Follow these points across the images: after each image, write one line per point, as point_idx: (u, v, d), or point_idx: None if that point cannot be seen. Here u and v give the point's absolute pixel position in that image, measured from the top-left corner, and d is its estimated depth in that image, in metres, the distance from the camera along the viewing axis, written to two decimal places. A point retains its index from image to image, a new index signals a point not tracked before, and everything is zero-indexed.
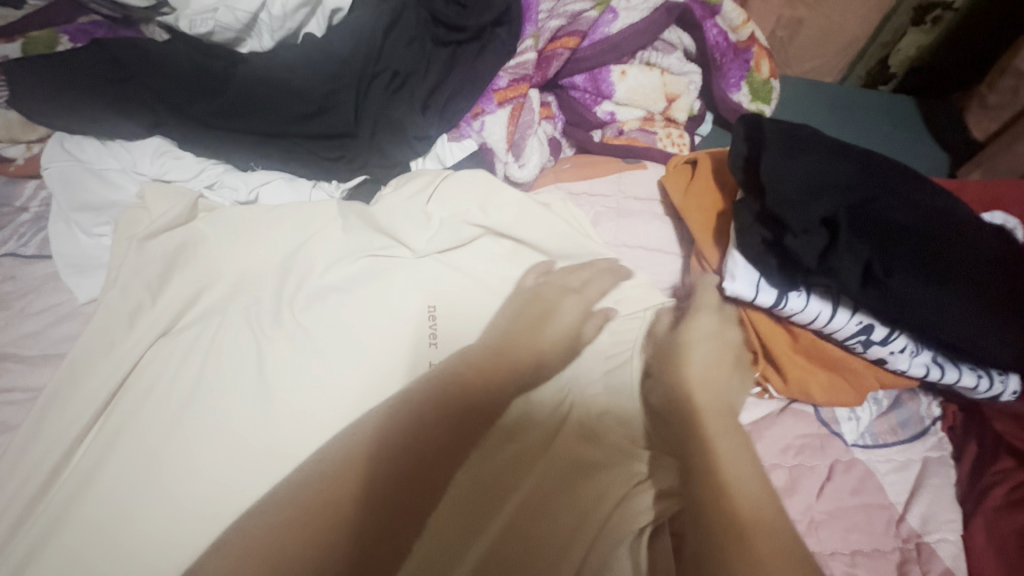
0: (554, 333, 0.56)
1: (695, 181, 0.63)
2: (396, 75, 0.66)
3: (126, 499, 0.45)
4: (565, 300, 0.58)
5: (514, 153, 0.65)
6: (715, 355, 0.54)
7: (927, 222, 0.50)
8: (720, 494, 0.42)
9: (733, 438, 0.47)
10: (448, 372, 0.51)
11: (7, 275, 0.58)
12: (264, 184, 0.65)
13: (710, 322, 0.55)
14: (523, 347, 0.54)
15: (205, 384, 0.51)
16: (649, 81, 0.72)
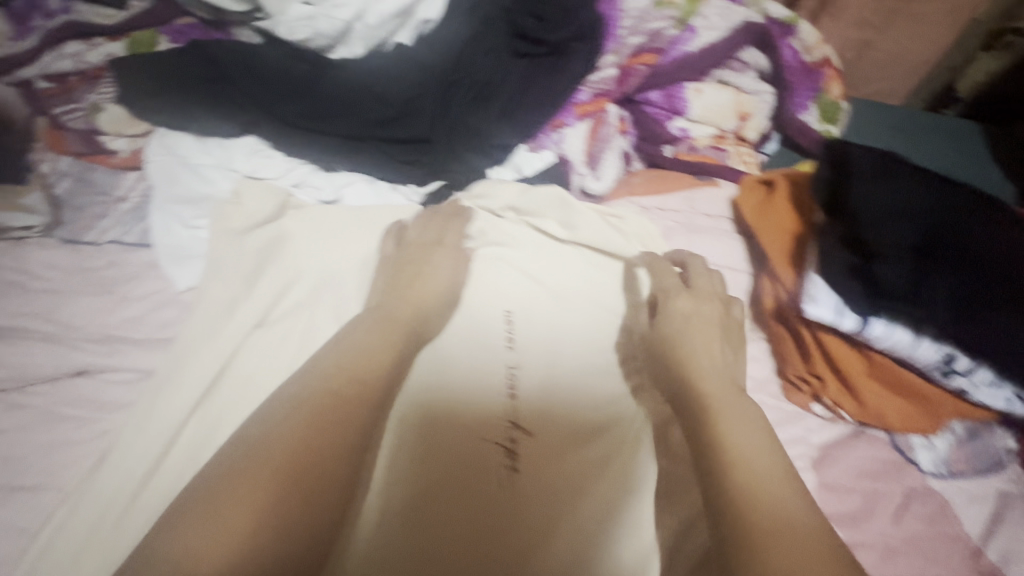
0: (424, 286, 0.55)
1: (771, 204, 0.63)
2: (481, 85, 0.66)
3: None
4: (432, 254, 0.58)
5: (592, 165, 0.67)
6: (699, 331, 0.55)
7: (1011, 255, 0.51)
8: (740, 498, 0.37)
9: (749, 424, 0.44)
10: (372, 337, 0.48)
11: (112, 261, 0.62)
12: (346, 184, 0.68)
13: (691, 303, 0.58)
14: (411, 310, 0.52)
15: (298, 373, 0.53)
16: (723, 99, 0.73)
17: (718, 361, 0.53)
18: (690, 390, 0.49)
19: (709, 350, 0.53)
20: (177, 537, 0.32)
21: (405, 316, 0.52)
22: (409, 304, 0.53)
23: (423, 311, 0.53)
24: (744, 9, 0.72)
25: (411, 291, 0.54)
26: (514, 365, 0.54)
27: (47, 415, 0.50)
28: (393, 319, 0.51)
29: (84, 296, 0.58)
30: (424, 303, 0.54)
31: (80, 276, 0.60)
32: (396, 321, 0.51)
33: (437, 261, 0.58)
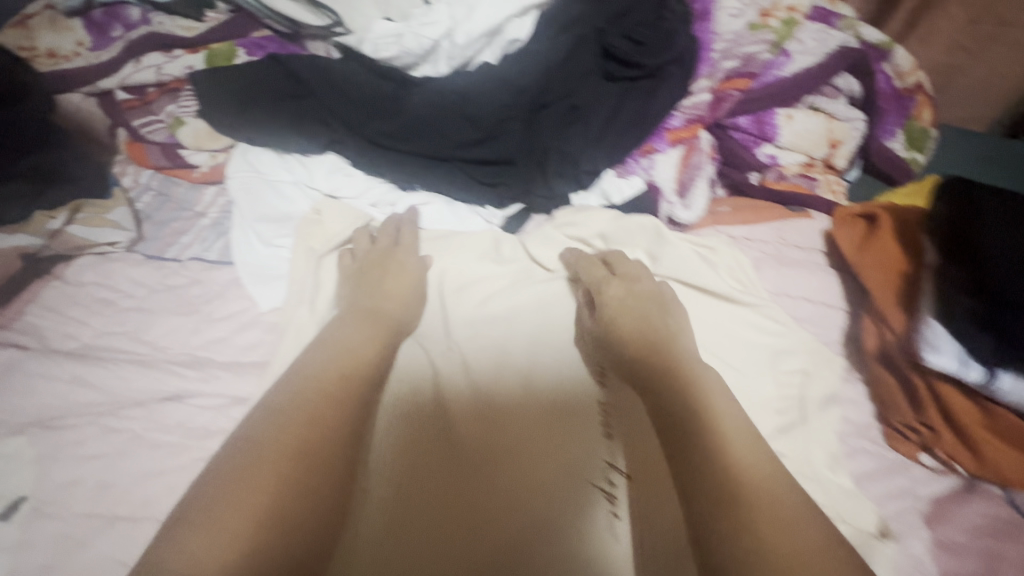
0: (387, 280, 0.57)
1: (876, 241, 0.60)
2: (572, 107, 0.65)
3: None
4: (394, 255, 0.60)
5: (681, 194, 0.65)
6: (637, 301, 0.54)
7: None
8: (720, 466, 0.39)
9: (717, 393, 0.45)
10: (354, 339, 0.50)
11: (195, 279, 0.61)
12: (422, 205, 0.67)
13: (623, 288, 0.56)
14: (388, 311, 0.55)
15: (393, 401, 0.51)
16: (815, 127, 0.70)
17: (668, 333, 0.52)
18: (658, 361, 0.49)
19: (653, 324, 0.52)
20: (196, 541, 0.34)
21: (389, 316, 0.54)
22: (376, 303, 0.54)
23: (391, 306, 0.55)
24: (840, 33, 0.70)
25: (380, 293, 0.56)
26: (606, 403, 0.53)
27: (140, 440, 0.48)
28: (365, 324, 0.52)
29: (170, 315, 0.57)
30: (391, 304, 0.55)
31: (164, 293, 0.59)
32: (373, 320, 0.53)
33: (397, 268, 0.58)
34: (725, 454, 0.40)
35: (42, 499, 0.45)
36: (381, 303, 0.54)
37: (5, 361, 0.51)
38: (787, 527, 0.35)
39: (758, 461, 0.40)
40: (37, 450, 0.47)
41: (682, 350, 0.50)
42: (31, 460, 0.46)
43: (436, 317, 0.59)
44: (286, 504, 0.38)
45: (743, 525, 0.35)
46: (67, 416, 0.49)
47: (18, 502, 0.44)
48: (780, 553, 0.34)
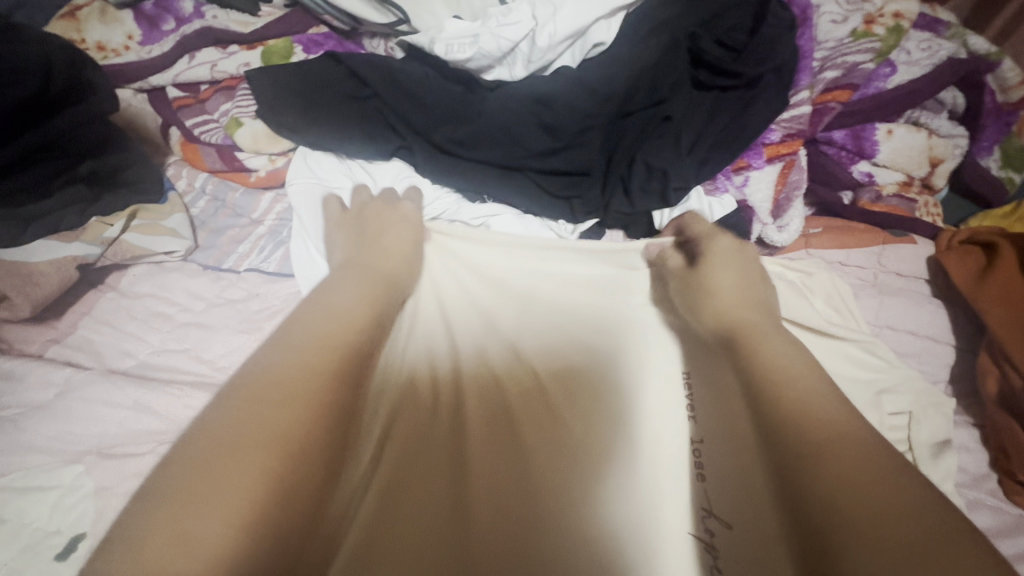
0: (390, 234, 0.52)
1: (997, 271, 0.55)
2: (665, 117, 0.60)
3: None
4: (388, 212, 0.55)
5: (775, 215, 0.61)
6: (732, 272, 0.45)
7: None
8: (795, 419, 0.31)
9: (783, 341, 0.38)
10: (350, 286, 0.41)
11: (254, 292, 0.57)
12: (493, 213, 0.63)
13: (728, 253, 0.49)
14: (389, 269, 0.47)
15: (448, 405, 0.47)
16: (916, 142, 0.65)
17: (724, 290, 0.44)
18: (721, 316, 0.42)
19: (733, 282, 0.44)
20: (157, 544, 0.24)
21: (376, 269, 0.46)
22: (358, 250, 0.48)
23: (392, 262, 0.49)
24: (948, 42, 0.64)
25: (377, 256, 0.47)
26: (698, 440, 0.45)
27: None
28: (362, 273, 0.44)
29: (230, 331, 0.53)
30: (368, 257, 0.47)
31: (223, 307, 0.55)
32: (370, 276, 0.45)
33: (387, 217, 0.54)
34: (793, 398, 0.32)
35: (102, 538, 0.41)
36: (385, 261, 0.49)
37: (63, 381, 0.48)
38: (875, 473, 0.27)
39: (831, 405, 0.31)
40: (97, 482, 0.43)
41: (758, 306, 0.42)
42: (89, 494, 0.42)
43: (484, 315, 0.54)
44: (291, 484, 0.28)
45: (825, 465, 0.28)
46: (126, 443, 0.45)
47: (78, 539, 0.40)
48: (872, 511, 0.25)
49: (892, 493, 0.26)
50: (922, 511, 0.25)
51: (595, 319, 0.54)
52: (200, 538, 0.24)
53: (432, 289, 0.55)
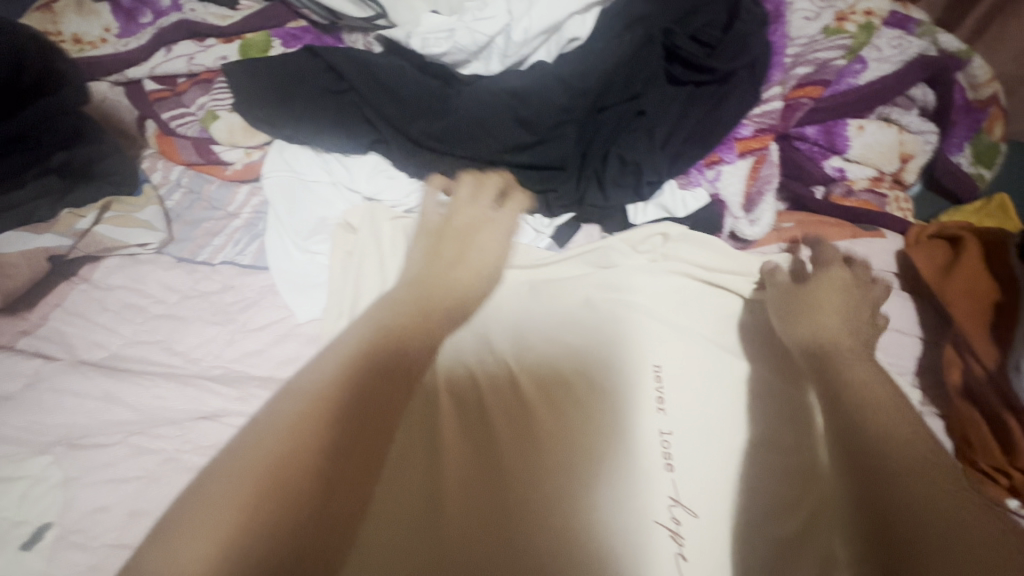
0: (473, 260, 0.48)
1: (961, 263, 0.57)
2: (639, 111, 0.61)
3: None
4: (479, 231, 0.51)
5: (747, 209, 0.61)
6: (836, 301, 0.47)
7: None
8: (894, 435, 0.34)
9: (871, 367, 0.41)
10: (403, 297, 0.40)
11: (228, 284, 0.57)
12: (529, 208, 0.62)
13: (846, 282, 0.49)
14: (438, 281, 0.44)
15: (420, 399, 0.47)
16: (887, 138, 0.66)
17: (826, 322, 0.45)
18: (816, 340, 0.44)
19: (832, 312, 0.46)
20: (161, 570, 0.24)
21: (468, 288, 0.46)
22: (441, 265, 0.46)
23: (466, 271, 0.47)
24: (917, 39, 0.65)
25: (452, 270, 0.46)
26: (667, 431, 0.47)
27: (173, 461, 0.45)
28: (434, 290, 0.43)
29: (203, 323, 0.53)
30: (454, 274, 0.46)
31: (197, 299, 0.55)
32: (423, 293, 0.42)
33: (482, 240, 0.50)
34: (884, 426, 0.35)
35: (69, 527, 0.41)
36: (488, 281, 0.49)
37: (32, 371, 0.48)
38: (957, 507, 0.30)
39: (921, 437, 0.35)
40: (64, 472, 0.43)
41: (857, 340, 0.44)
42: (57, 484, 0.42)
43: None
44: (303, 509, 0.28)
45: (928, 496, 0.31)
46: (95, 434, 0.45)
47: (44, 528, 0.41)
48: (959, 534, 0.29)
49: (980, 528, 0.29)
50: (986, 535, 0.29)
51: (571, 318, 0.54)
52: (209, 539, 0.25)
53: None
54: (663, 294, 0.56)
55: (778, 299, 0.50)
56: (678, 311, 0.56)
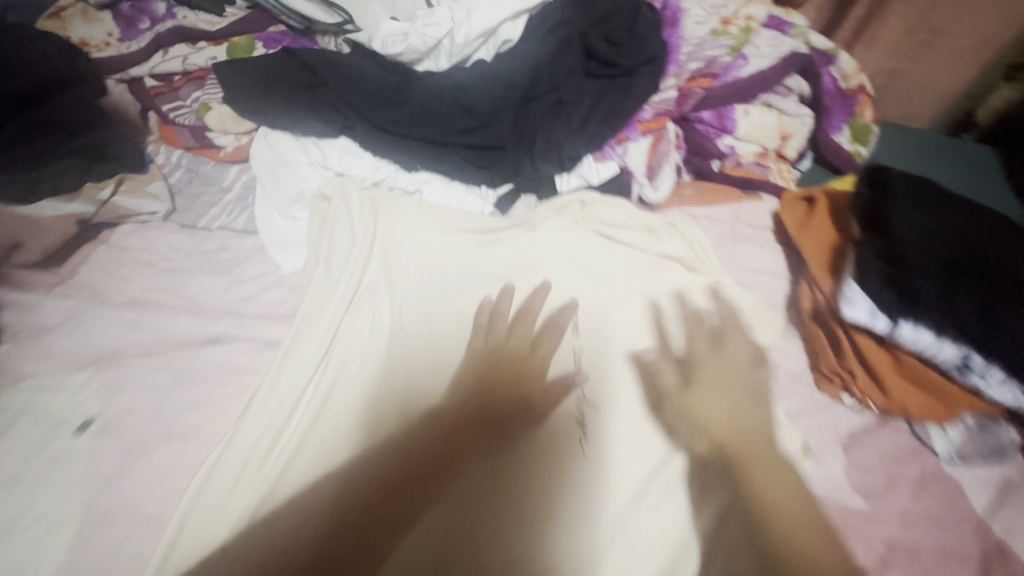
0: (519, 377, 0.59)
1: (814, 217, 0.71)
2: (558, 101, 0.75)
3: (279, 417, 0.56)
4: (523, 353, 0.61)
5: (650, 177, 0.75)
6: (721, 402, 0.58)
7: None
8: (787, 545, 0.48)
9: (766, 467, 0.53)
10: (420, 427, 0.55)
11: (225, 245, 0.69)
12: (527, 290, 0.67)
13: (723, 367, 0.61)
14: (503, 407, 0.57)
15: (391, 338, 0.62)
16: (768, 121, 0.80)
17: (706, 411, 0.57)
18: (715, 441, 0.55)
19: (724, 426, 0.56)
20: None
21: (459, 436, 0.54)
22: (488, 393, 0.58)
23: (506, 393, 0.58)
24: (790, 40, 0.80)
25: (480, 380, 0.59)
26: (579, 347, 0.62)
27: (187, 376, 0.57)
28: (476, 396, 0.58)
29: (205, 275, 0.66)
30: (462, 429, 0.55)
31: (199, 258, 0.67)
32: (466, 395, 0.58)
33: (520, 352, 0.61)
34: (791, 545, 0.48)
35: (108, 421, 0.53)
36: (489, 414, 0.56)
37: (68, 309, 0.59)
38: None
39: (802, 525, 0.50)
40: (103, 381, 0.55)
41: (755, 437, 0.56)
42: (97, 391, 0.55)
43: (418, 264, 0.69)
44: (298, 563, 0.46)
45: None
46: (122, 355, 0.57)
47: (89, 422, 0.53)
48: None
49: None
50: None
51: (543, 424, 0.55)
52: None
53: (378, 248, 0.69)
54: (580, 248, 0.70)
55: (676, 389, 0.59)
56: (593, 259, 0.69)
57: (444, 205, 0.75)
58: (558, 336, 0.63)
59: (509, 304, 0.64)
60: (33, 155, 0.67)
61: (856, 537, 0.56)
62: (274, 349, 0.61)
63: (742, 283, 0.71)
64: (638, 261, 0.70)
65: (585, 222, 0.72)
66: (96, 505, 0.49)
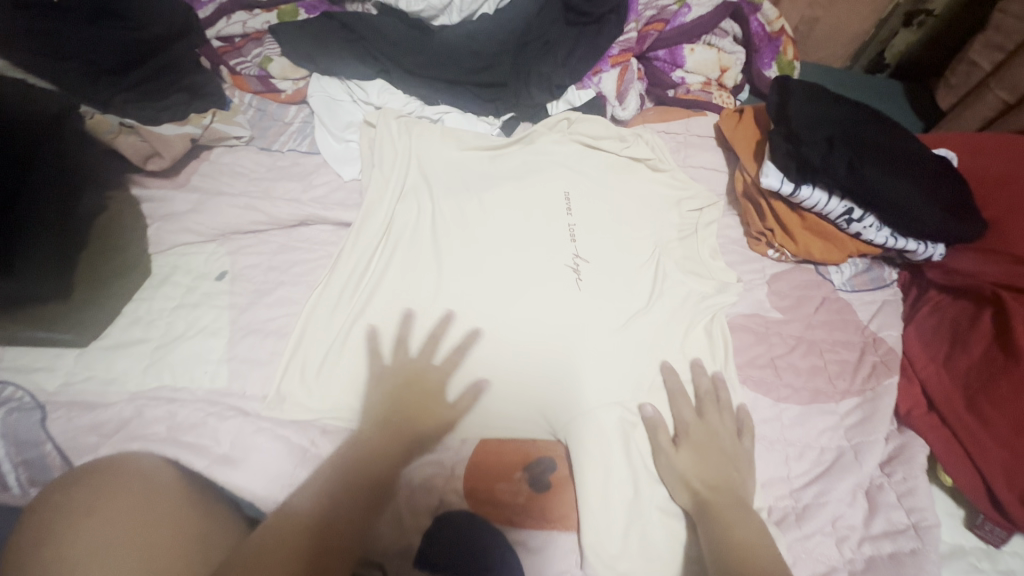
0: (431, 404, 0.66)
1: (743, 122, 0.95)
2: (546, 42, 0.98)
3: (359, 271, 0.76)
4: (427, 375, 0.67)
5: (620, 99, 0.99)
6: (698, 459, 0.63)
7: (900, 144, 0.82)
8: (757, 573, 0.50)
9: (745, 519, 0.57)
10: (352, 451, 0.61)
11: (297, 161, 0.90)
12: (432, 320, 0.70)
13: (708, 415, 0.68)
14: (426, 414, 0.65)
15: (433, 224, 0.81)
16: (709, 56, 1.03)
17: (684, 468, 0.63)
18: (694, 489, 0.61)
19: (699, 475, 0.62)
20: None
21: (385, 463, 0.61)
22: (401, 421, 0.64)
23: (425, 419, 0.65)
24: None
25: (370, 402, 0.66)
26: (573, 223, 0.82)
27: (288, 245, 0.79)
28: (397, 427, 0.64)
29: (286, 182, 0.86)
30: (387, 459, 0.61)
31: (277, 170, 0.88)
32: (392, 428, 0.64)
33: (429, 379, 0.67)
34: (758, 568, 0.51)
35: (238, 272, 0.75)
36: (401, 448, 0.63)
37: (193, 201, 0.79)
38: None
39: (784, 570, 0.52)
40: (229, 248, 0.77)
41: (730, 493, 0.60)
42: (224, 254, 0.76)
43: (443, 170, 0.88)
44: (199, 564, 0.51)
45: None
46: (239, 231, 0.78)
47: (224, 273, 0.74)
48: None
49: None
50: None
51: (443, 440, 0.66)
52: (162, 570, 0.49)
53: (417, 161, 0.89)
54: (574, 157, 0.91)
55: (660, 447, 0.65)
56: (582, 162, 0.91)
57: (460, 126, 0.96)
58: (455, 357, 0.68)
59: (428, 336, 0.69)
60: (136, 84, 0.80)
61: (773, 335, 0.79)
62: (347, 229, 0.82)
63: (692, 174, 0.95)
64: (612, 166, 0.92)
65: (570, 132, 0.94)
66: (241, 321, 0.71)
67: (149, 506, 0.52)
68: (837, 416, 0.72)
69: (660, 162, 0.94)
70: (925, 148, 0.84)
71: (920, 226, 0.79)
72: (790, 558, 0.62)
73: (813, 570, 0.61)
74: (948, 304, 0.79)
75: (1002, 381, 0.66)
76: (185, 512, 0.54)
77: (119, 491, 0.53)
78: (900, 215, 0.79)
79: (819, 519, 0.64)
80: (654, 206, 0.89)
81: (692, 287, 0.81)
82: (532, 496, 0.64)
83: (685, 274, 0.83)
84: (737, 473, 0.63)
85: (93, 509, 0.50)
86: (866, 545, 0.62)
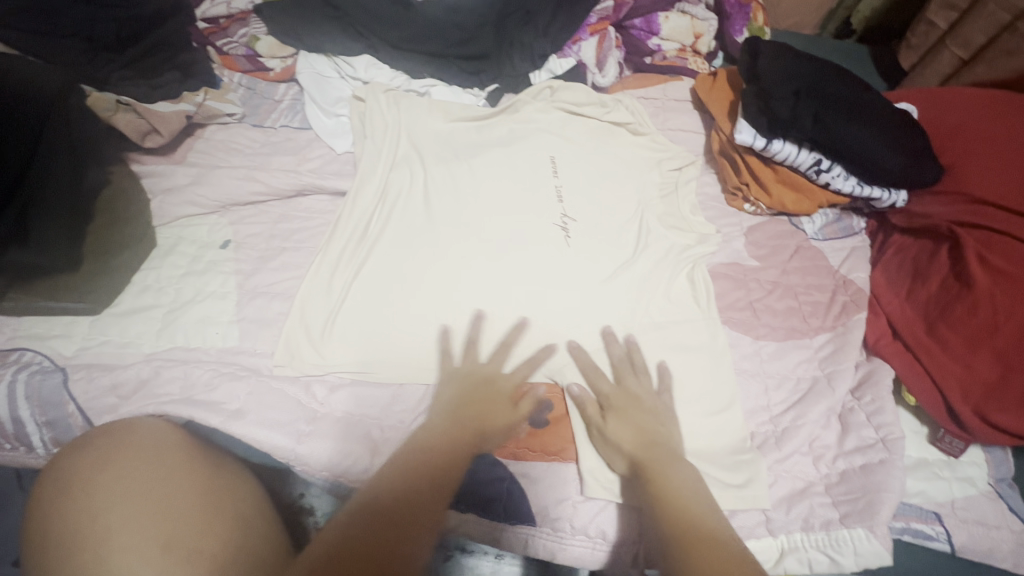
0: (501, 406, 0.65)
1: (717, 85, 0.99)
2: (528, 12, 1.01)
3: (358, 232, 0.80)
4: (499, 378, 0.68)
5: (600, 66, 1.05)
6: (627, 424, 0.63)
7: (862, 98, 0.87)
8: (684, 522, 0.52)
9: (678, 471, 0.58)
10: (416, 444, 0.58)
11: (290, 136, 0.92)
12: (499, 323, 0.72)
13: (638, 377, 0.68)
14: (490, 417, 0.64)
15: (431, 188, 0.84)
16: (683, 23, 1.09)
17: (618, 436, 0.62)
18: (627, 452, 0.61)
19: (630, 439, 0.62)
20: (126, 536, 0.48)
21: (444, 457, 0.57)
22: (466, 417, 0.62)
23: (494, 417, 0.64)
24: None
25: (449, 396, 0.65)
26: (559, 183, 0.86)
27: (287, 214, 0.83)
28: (459, 426, 0.61)
29: (280, 155, 0.89)
30: (449, 454, 0.58)
31: (271, 145, 0.90)
32: (467, 423, 0.62)
33: (500, 382, 0.67)
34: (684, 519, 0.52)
35: (241, 241, 0.79)
36: (467, 446, 0.60)
37: (191, 176, 0.82)
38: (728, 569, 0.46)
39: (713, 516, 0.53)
40: (230, 218, 0.81)
41: (664, 450, 0.60)
42: (227, 225, 0.80)
43: (424, 140, 0.90)
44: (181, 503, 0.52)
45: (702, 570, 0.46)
46: (238, 202, 0.82)
47: (227, 242, 0.79)
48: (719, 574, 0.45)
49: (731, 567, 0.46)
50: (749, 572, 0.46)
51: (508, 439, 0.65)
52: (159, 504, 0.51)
53: (408, 134, 0.91)
54: (558, 124, 0.95)
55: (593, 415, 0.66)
56: (566, 128, 0.94)
57: (445, 98, 0.99)
58: (527, 367, 0.69)
59: (509, 345, 0.70)
60: (130, 63, 0.82)
61: (751, 281, 0.85)
62: (342, 197, 0.85)
63: (671, 137, 1.00)
64: (587, 126, 0.96)
65: (552, 98, 0.98)
66: (248, 286, 0.75)
67: (153, 456, 0.55)
68: (811, 350, 0.77)
69: (638, 125, 0.99)
70: (886, 101, 0.89)
71: (883, 173, 0.84)
72: (771, 476, 0.67)
73: (792, 486, 0.67)
74: (909, 244, 0.85)
75: (957, 304, 0.73)
76: (188, 463, 0.56)
77: (124, 449, 0.55)
78: (863, 164, 0.84)
79: (797, 439, 0.70)
80: (635, 167, 0.93)
81: (674, 241, 0.85)
82: (532, 432, 0.68)
83: (667, 227, 0.87)
84: (666, 428, 0.64)
85: (103, 466, 0.53)
86: (840, 461, 0.68)
